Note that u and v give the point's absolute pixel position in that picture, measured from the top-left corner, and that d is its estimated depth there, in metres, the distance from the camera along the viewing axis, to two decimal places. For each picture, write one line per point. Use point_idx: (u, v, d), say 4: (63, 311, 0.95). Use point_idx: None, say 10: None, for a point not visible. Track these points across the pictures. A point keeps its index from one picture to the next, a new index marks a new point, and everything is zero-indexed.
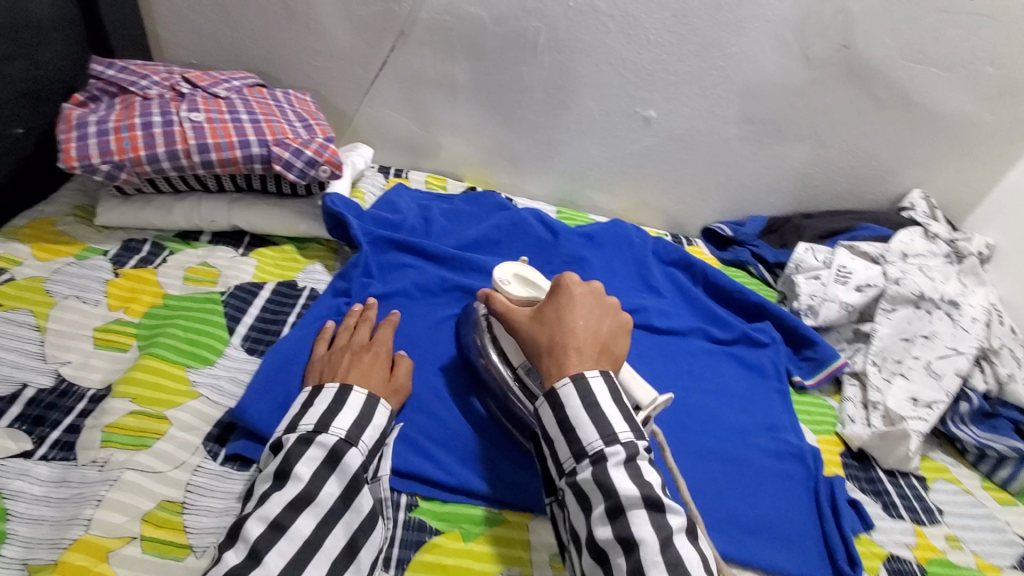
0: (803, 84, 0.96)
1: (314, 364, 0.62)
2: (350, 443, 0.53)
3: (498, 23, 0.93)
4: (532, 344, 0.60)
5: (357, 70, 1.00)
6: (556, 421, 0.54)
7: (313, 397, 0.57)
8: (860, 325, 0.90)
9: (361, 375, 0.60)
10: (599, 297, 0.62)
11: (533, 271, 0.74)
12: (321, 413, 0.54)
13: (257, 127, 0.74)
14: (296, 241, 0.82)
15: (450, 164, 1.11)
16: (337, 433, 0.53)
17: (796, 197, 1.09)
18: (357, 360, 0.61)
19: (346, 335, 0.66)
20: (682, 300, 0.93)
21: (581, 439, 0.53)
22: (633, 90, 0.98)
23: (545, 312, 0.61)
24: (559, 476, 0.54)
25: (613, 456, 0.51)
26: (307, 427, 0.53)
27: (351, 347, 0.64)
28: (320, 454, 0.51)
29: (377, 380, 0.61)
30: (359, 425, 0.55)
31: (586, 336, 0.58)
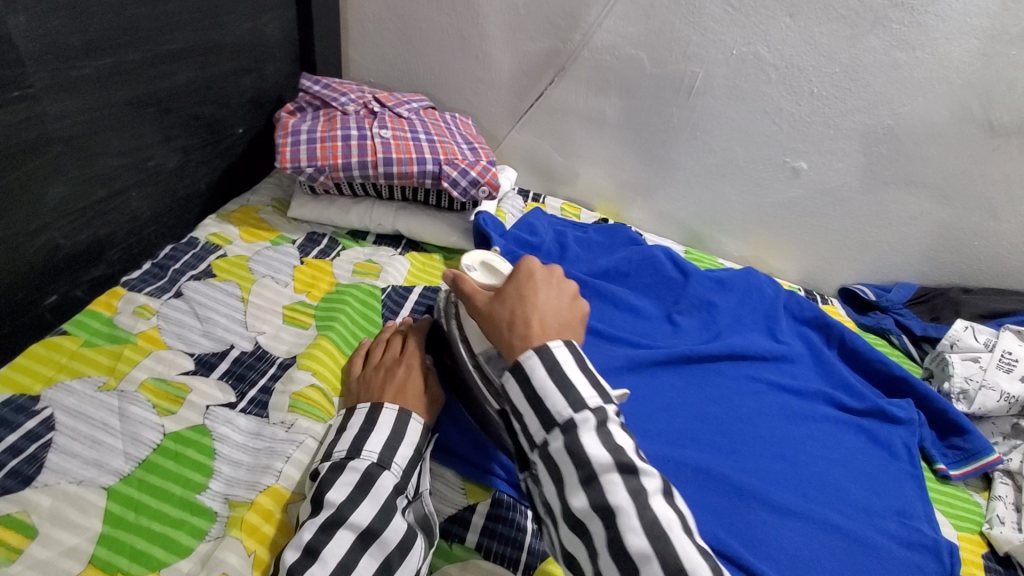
0: (980, 150, 0.89)
1: (350, 389, 0.62)
2: (383, 466, 0.53)
3: (657, 65, 0.97)
4: (490, 323, 0.54)
5: (513, 98, 1.08)
6: (523, 394, 0.48)
7: (344, 422, 0.57)
8: (1021, 420, 0.81)
9: (396, 390, 0.60)
10: (558, 280, 0.56)
11: (504, 265, 0.68)
12: (353, 437, 0.55)
13: (432, 147, 0.83)
14: (444, 251, 0.90)
15: (584, 194, 1.16)
16: (369, 457, 0.53)
17: (956, 269, 1.00)
18: (389, 376, 0.61)
19: (379, 350, 0.66)
20: (813, 361, 0.89)
21: (549, 408, 0.47)
22: (786, 140, 0.96)
23: (502, 291, 0.55)
24: (530, 450, 0.48)
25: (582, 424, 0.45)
26: (341, 453, 0.54)
27: (381, 365, 0.63)
28: (354, 477, 0.51)
29: (413, 390, 0.61)
30: (392, 446, 0.55)
31: (550, 312, 0.53)
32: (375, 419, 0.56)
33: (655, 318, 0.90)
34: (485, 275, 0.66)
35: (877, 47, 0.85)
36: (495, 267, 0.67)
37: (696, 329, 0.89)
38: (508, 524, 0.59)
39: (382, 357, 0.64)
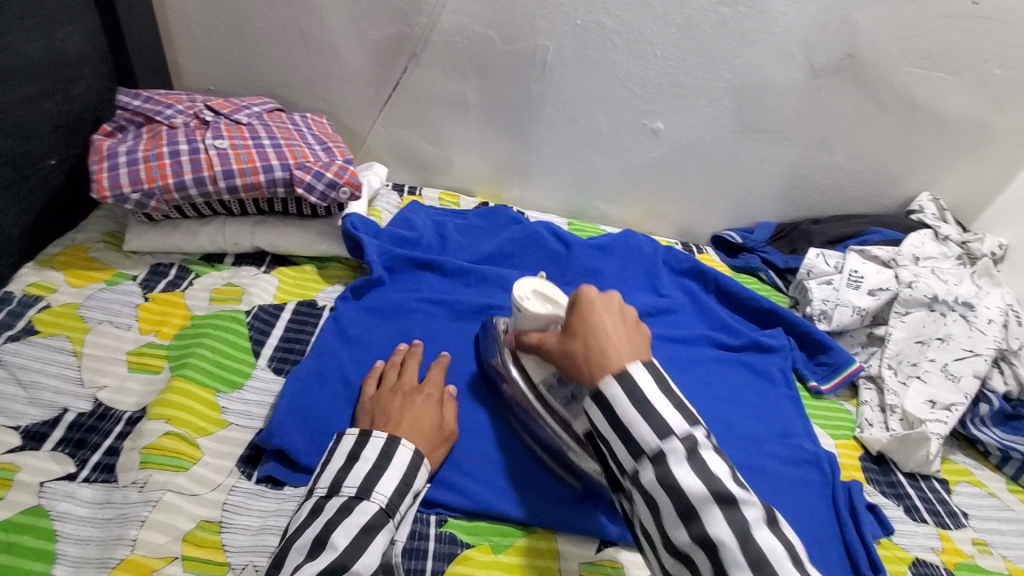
0: (807, 92, 0.97)
1: (364, 408, 0.62)
2: (388, 515, 0.51)
3: (508, 42, 0.96)
4: (567, 360, 0.54)
5: (370, 91, 1.03)
6: (605, 418, 0.49)
7: (359, 447, 0.55)
8: (873, 329, 0.90)
9: (412, 424, 0.60)
10: (621, 306, 0.55)
11: (553, 287, 0.68)
12: (364, 474, 0.53)
13: (279, 152, 0.77)
14: (316, 261, 0.84)
15: (461, 181, 1.14)
16: (378, 502, 0.52)
17: (805, 203, 1.10)
18: (410, 404, 0.61)
19: (394, 375, 0.66)
20: (694, 309, 0.94)
21: (636, 437, 0.48)
22: (640, 103, 1.00)
23: (568, 324, 0.54)
24: (621, 476, 0.50)
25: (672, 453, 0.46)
26: (351, 491, 0.52)
27: (400, 392, 0.63)
28: (364, 520, 0.50)
29: (428, 425, 0.61)
30: (400, 492, 0.53)
31: (619, 336, 0.52)
32: (389, 452, 0.55)
33: None
34: (538, 303, 0.66)
35: (705, 5, 0.90)
36: (546, 292, 0.67)
37: None
38: (412, 535, 0.58)
39: (400, 384, 0.64)
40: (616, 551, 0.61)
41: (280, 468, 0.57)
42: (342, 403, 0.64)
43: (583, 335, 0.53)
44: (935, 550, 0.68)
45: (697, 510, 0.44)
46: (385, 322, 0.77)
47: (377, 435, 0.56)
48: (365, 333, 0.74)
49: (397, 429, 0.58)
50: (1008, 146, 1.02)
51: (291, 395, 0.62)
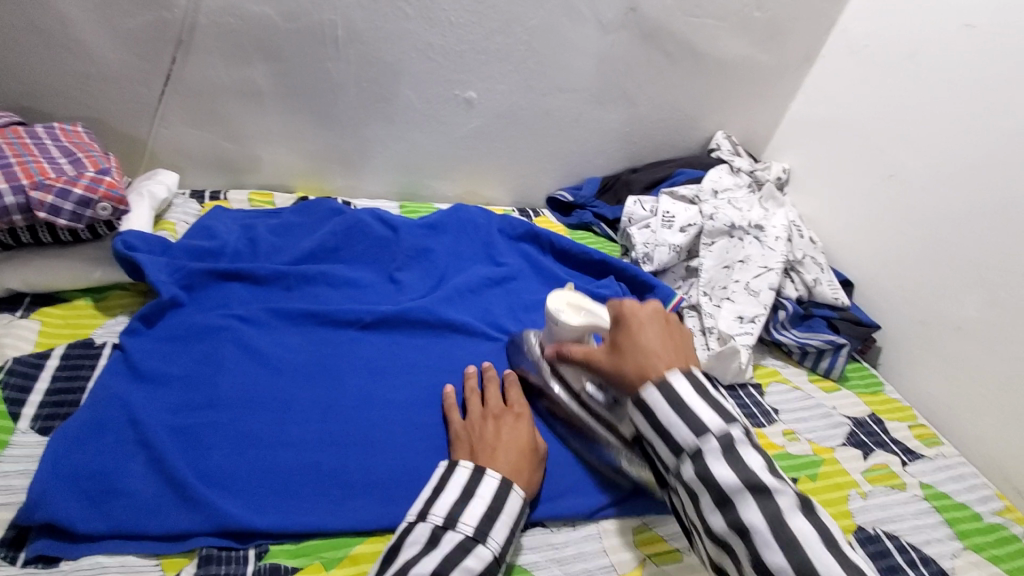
0: (602, 48, 1.01)
1: (460, 436, 0.63)
2: (477, 540, 0.52)
3: (290, 20, 0.87)
4: (614, 374, 0.59)
5: (139, 88, 0.89)
6: (650, 425, 0.55)
7: (473, 484, 0.56)
8: (689, 262, 0.97)
9: (507, 447, 0.61)
10: (663, 315, 0.61)
11: (585, 296, 0.72)
12: (452, 503, 0.54)
13: (7, 171, 0.65)
14: (91, 292, 0.72)
15: (277, 178, 1.04)
16: (492, 549, 0.53)
17: (622, 155, 1.15)
18: (503, 428, 0.63)
19: (477, 402, 0.67)
20: (533, 271, 0.97)
21: (675, 437, 0.53)
22: (447, 73, 0.98)
23: (617, 343, 0.60)
24: (666, 472, 0.55)
25: (706, 447, 0.51)
26: (468, 531, 0.53)
27: (490, 416, 0.65)
28: (474, 567, 0.51)
29: (524, 446, 0.62)
30: (489, 519, 0.54)
31: (664, 350, 0.57)
32: (501, 492, 0.56)
33: (377, 283, 0.86)
34: (575, 313, 0.69)
35: None
36: (580, 302, 0.71)
37: (419, 280, 0.88)
38: (233, 562, 0.53)
39: (494, 411, 0.65)
40: None
41: (53, 542, 0.50)
42: (130, 451, 0.57)
43: (630, 353, 0.58)
44: None
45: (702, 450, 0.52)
46: (187, 346, 0.67)
47: (490, 471, 0.57)
48: (164, 365, 0.65)
49: (496, 457, 0.59)
50: (779, 80, 1.15)
51: (57, 459, 0.54)
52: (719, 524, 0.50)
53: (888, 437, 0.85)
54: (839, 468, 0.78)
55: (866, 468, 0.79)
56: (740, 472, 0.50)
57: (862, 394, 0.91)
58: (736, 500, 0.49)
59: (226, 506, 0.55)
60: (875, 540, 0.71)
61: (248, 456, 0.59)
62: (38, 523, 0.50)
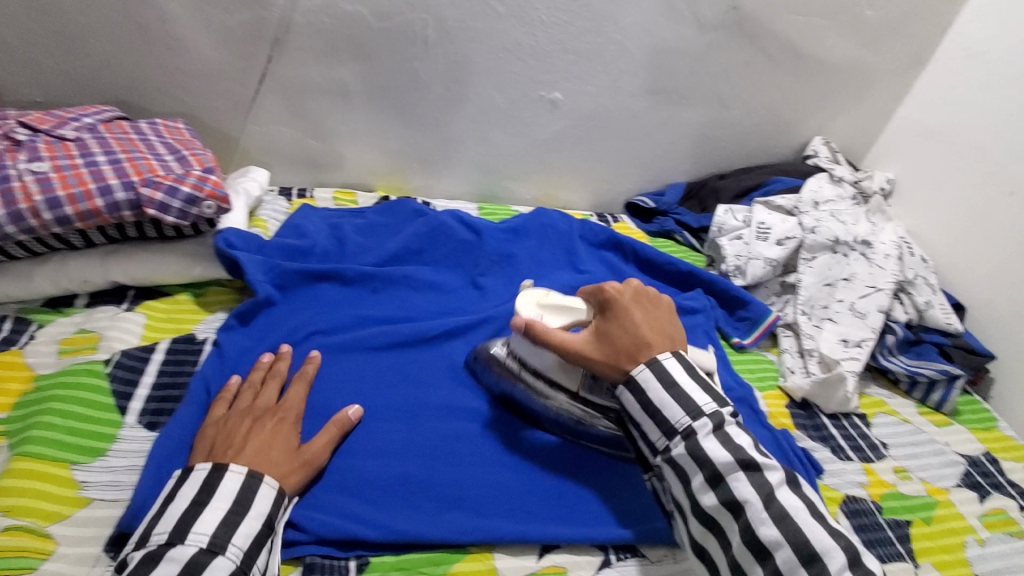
0: (698, 49, 0.96)
1: (205, 435, 0.55)
2: (177, 543, 0.45)
3: (382, 19, 0.87)
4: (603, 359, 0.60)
5: (234, 86, 0.90)
6: (639, 406, 0.57)
7: (179, 485, 0.49)
8: (785, 277, 0.91)
9: (258, 449, 0.54)
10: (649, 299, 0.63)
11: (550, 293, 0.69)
12: (177, 513, 0.47)
13: (118, 167, 0.65)
14: (192, 288, 0.73)
15: (358, 176, 1.04)
16: (197, 543, 0.45)
17: (709, 159, 1.10)
18: (256, 430, 0.55)
19: (248, 398, 0.60)
20: (615, 280, 0.93)
21: (668, 419, 0.55)
22: (534, 74, 0.95)
23: (607, 330, 0.61)
24: (654, 455, 0.57)
25: (703, 428, 0.54)
26: (161, 537, 0.45)
27: (251, 413, 0.58)
28: (173, 570, 0.44)
29: (278, 450, 0.55)
30: (228, 523, 0.47)
31: (653, 334, 0.60)
32: (212, 486, 0.49)
33: (459, 288, 0.84)
34: (553, 314, 0.66)
35: None
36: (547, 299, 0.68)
37: (502, 286, 0.86)
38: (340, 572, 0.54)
39: (256, 407, 0.59)
40: (556, 556, 0.59)
41: None
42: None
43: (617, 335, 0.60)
44: (863, 484, 0.72)
45: (693, 429, 0.54)
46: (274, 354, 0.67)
47: (201, 467, 0.50)
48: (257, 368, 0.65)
49: (239, 456, 0.52)
50: (886, 84, 1.06)
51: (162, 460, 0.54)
52: (710, 502, 0.52)
53: (1005, 478, 0.77)
54: (955, 511, 0.71)
55: (983, 512, 0.72)
56: (732, 450, 0.53)
57: (977, 430, 0.82)
58: (729, 478, 0.52)
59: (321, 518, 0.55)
60: None
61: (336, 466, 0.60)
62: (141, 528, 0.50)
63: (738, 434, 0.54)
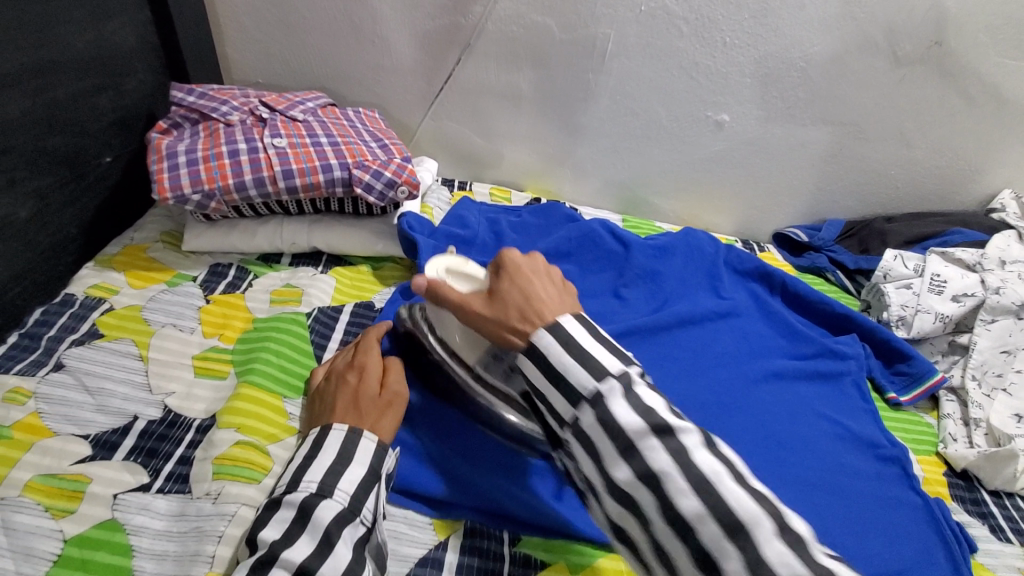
0: (889, 82, 0.91)
1: (308, 408, 0.59)
2: (318, 494, 0.48)
3: (566, 31, 0.91)
4: (494, 319, 0.52)
5: (421, 83, 0.99)
6: (543, 375, 0.47)
7: (294, 447, 0.53)
8: (956, 337, 0.84)
9: (350, 405, 0.56)
10: (547, 265, 0.56)
11: (465, 261, 0.63)
12: (292, 471, 0.50)
13: (337, 150, 0.74)
14: (371, 261, 0.82)
15: (512, 175, 1.10)
16: (306, 486, 0.48)
17: (876, 200, 1.03)
18: (341, 387, 0.57)
19: (338, 358, 0.63)
20: (759, 312, 0.89)
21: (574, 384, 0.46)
22: (705, 94, 0.95)
23: (497, 291, 0.53)
24: (561, 429, 0.47)
25: (610, 391, 0.44)
26: (280, 488, 0.49)
27: (338, 373, 0.60)
28: (290, 513, 0.47)
29: (367, 401, 0.56)
30: (336, 471, 0.50)
31: (550, 297, 0.52)
32: (321, 443, 0.52)
33: (602, 295, 0.87)
34: (455, 281, 0.61)
35: None
36: (459, 267, 0.62)
37: (645, 301, 0.86)
38: (490, 556, 0.55)
39: (337, 366, 0.61)
40: None
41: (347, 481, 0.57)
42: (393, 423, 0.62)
43: (513, 302, 0.52)
44: None
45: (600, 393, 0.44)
46: None
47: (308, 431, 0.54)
48: None
49: (334, 417, 0.55)
50: None
51: None
52: (624, 476, 0.42)
53: None
54: None
55: None
56: (643, 412, 0.43)
57: None
58: (642, 446, 0.42)
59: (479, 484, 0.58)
60: None
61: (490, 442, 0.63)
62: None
63: (648, 394, 0.44)
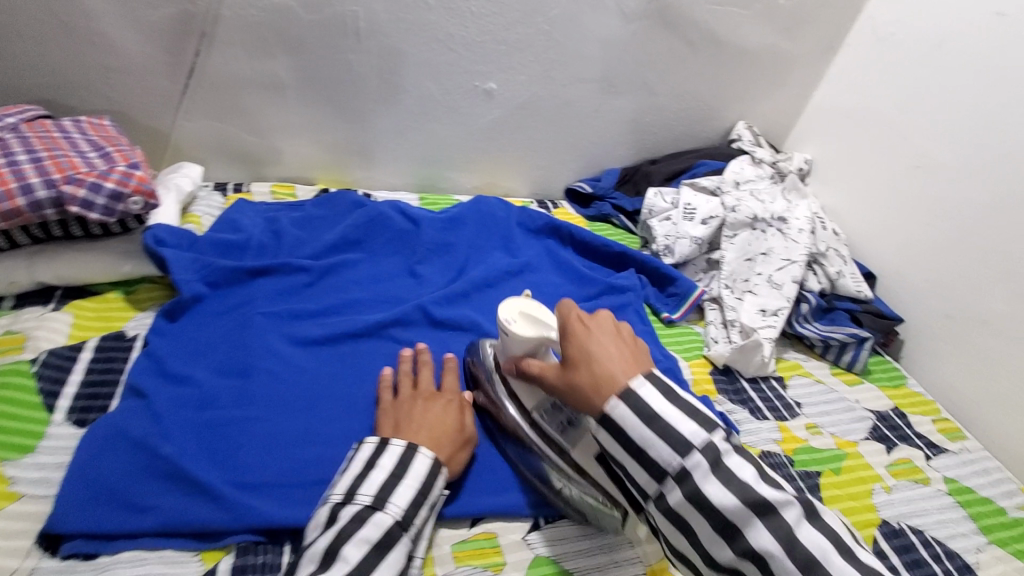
0: (624, 37, 1.00)
1: (385, 414, 0.62)
2: (402, 528, 0.51)
3: (311, 11, 0.87)
4: (573, 393, 0.53)
5: (164, 82, 0.89)
6: (620, 445, 0.51)
7: (377, 456, 0.55)
8: (711, 255, 0.97)
9: (432, 428, 0.60)
10: (616, 324, 0.56)
11: (541, 305, 0.65)
12: (380, 483, 0.52)
13: (39, 166, 0.65)
14: (122, 286, 0.73)
15: (297, 170, 1.04)
16: (393, 514, 0.51)
17: (641, 145, 1.15)
18: (430, 410, 0.62)
19: (406, 386, 0.66)
20: (552, 264, 0.96)
21: (659, 462, 0.49)
22: (468, 64, 0.97)
23: (568, 356, 0.54)
24: (643, 499, 0.52)
25: (696, 469, 0.48)
26: (365, 500, 0.51)
27: (421, 396, 0.64)
28: (374, 535, 0.50)
29: (452, 428, 0.61)
30: (415, 503, 0.53)
31: (622, 358, 0.52)
32: (405, 463, 0.54)
33: (397, 276, 0.86)
34: (525, 326, 0.63)
35: None
36: (533, 312, 0.64)
37: (441, 274, 0.88)
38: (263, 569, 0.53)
39: (425, 389, 0.65)
40: (487, 523, 0.62)
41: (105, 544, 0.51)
42: (148, 458, 0.56)
43: (586, 366, 0.53)
44: (776, 440, 0.76)
45: (688, 472, 0.48)
46: (201, 356, 0.66)
47: (395, 444, 0.56)
48: (189, 368, 0.64)
49: (418, 436, 0.58)
50: (802, 69, 1.13)
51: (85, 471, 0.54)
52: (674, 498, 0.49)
53: (912, 430, 0.82)
54: (863, 462, 0.75)
55: (889, 461, 0.76)
56: (739, 492, 0.47)
57: (885, 388, 0.88)
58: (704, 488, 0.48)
59: (260, 505, 0.55)
60: (900, 534, 0.68)
61: (270, 458, 0.59)
62: (73, 526, 0.50)
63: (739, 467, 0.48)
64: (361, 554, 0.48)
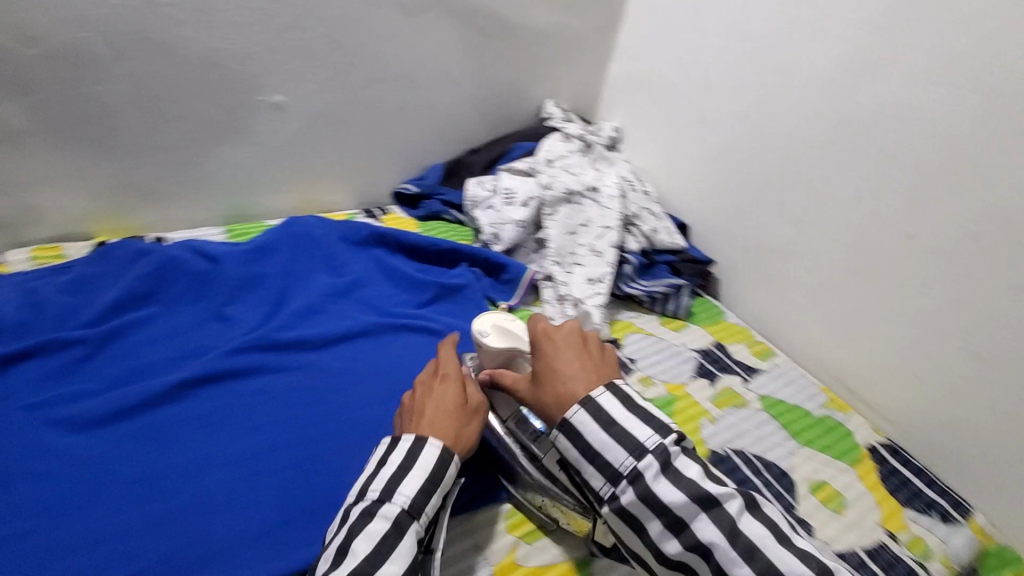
0: (410, 31, 0.98)
1: (403, 403, 0.62)
2: (413, 516, 0.51)
3: (27, 42, 0.74)
4: (538, 406, 0.57)
5: None
6: (579, 451, 0.53)
7: (387, 453, 0.54)
8: (537, 234, 0.99)
9: (435, 411, 0.58)
10: (581, 336, 0.59)
11: (513, 319, 0.70)
12: (389, 475, 0.52)
13: None
14: None
15: (65, 226, 0.89)
16: (402, 502, 0.51)
17: (458, 137, 1.14)
18: (429, 396, 0.60)
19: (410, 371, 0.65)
20: (384, 275, 0.92)
21: (611, 462, 0.51)
22: (246, 79, 0.89)
23: (536, 371, 0.57)
24: (598, 503, 0.52)
25: (648, 470, 0.50)
26: (374, 494, 0.51)
27: (424, 381, 0.62)
28: (384, 527, 0.49)
29: (454, 407, 0.59)
30: (426, 493, 0.52)
31: (585, 372, 0.56)
32: (412, 453, 0.53)
33: (203, 324, 0.78)
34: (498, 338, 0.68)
35: None
36: (507, 324, 0.69)
37: (256, 311, 0.81)
38: None
39: (420, 378, 0.63)
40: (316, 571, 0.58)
41: None
42: None
43: (550, 383, 0.56)
44: None
45: (641, 474, 0.50)
46: None
47: (404, 438, 0.55)
48: None
49: (422, 427, 0.57)
50: (593, 43, 1.18)
51: None
52: (628, 499, 0.50)
53: (731, 359, 0.91)
54: (691, 400, 0.82)
55: (714, 393, 0.84)
56: (685, 488, 0.50)
57: (708, 326, 0.96)
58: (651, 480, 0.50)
59: None
60: (726, 459, 0.74)
61: None
62: None
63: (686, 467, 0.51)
64: (371, 547, 0.47)
